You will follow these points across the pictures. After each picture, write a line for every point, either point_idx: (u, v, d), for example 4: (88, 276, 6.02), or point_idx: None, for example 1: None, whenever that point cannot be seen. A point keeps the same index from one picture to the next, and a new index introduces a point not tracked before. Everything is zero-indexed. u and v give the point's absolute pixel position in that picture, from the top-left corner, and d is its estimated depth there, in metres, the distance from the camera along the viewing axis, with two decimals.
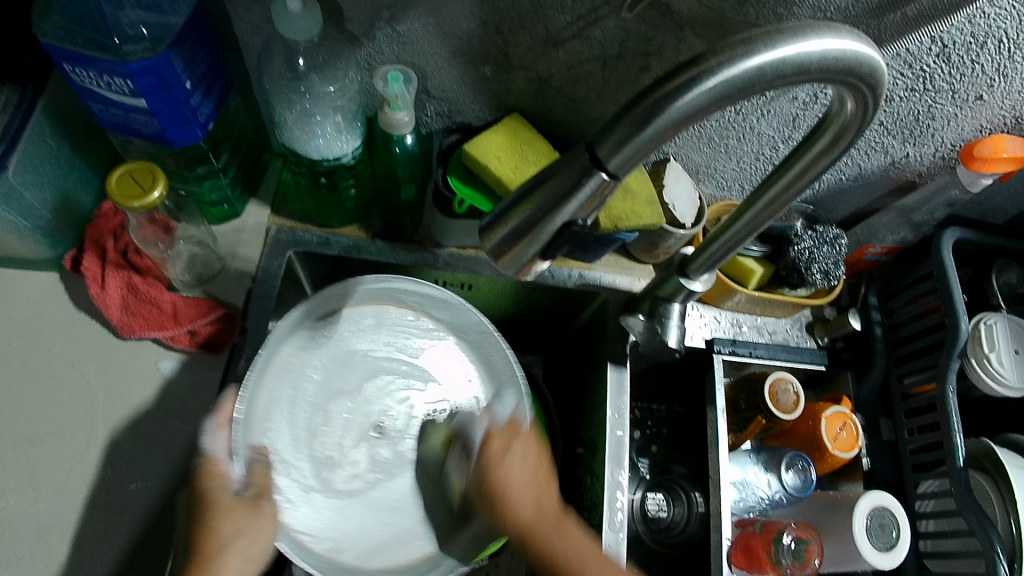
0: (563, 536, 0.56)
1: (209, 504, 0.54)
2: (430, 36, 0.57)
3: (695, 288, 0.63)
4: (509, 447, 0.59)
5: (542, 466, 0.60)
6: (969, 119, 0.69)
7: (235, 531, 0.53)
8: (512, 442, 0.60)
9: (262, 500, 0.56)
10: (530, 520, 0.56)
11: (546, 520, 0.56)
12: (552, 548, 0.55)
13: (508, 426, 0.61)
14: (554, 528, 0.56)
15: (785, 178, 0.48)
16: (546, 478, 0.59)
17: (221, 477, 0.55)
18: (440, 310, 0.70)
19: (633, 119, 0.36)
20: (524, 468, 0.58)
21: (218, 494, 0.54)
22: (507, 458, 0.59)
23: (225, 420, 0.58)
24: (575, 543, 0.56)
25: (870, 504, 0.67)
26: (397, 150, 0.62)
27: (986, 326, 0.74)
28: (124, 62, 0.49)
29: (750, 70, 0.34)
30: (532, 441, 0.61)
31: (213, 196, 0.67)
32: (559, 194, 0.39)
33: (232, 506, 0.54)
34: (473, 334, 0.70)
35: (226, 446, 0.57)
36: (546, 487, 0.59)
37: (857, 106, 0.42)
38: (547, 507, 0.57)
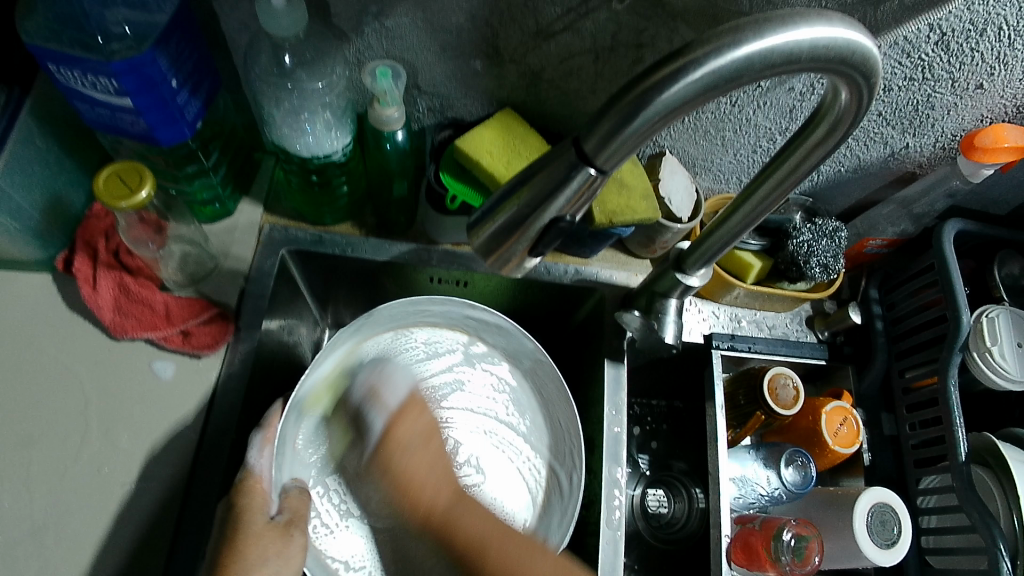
0: (464, 515, 0.55)
1: (240, 523, 0.55)
2: (419, 30, 0.57)
3: (691, 284, 0.63)
4: (401, 409, 0.60)
5: (420, 474, 0.57)
6: (970, 108, 0.68)
7: (262, 555, 0.54)
8: (408, 440, 0.58)
9: (293, 527, 0.57)
10: (433, 506, 0.55)
11: (448, 507, 0.55)
12: (452, 532, 0.54)
13: (409, 402, 0.61)
14: (460, 506, 0.56)
15: (779, 171, 0.47)
16: (445, 478, 0.57)
17: (258, 496, 0.57)
18: (498, 338, 0.73)
19: (619, 112, 0.35)
20: (411, 433, 0.59)
21: (251, 516, 0.56)
22: (403, 448, 0.58)
23: (271, 437, 0.61)
24: (477, 522, 0.54)
25: (870, 501, 0.67)
26: (388, 146, 0.61)
27: (989, 319, 0.73)
28: (108, 61, 0.48)
29: (738, 59, 0.33)
30: (423, 417, 0.61)
31: (204, 195, 0.67)
32: (546, 189, 0.38)
33: (264, 530, 0.55)
34: (528, 361, 0.72)
35: (269, 463, 0.60)
36: (432, 457, 0.58)
37: (850, 96, 0.41)
38: (446, 495, 0.56)
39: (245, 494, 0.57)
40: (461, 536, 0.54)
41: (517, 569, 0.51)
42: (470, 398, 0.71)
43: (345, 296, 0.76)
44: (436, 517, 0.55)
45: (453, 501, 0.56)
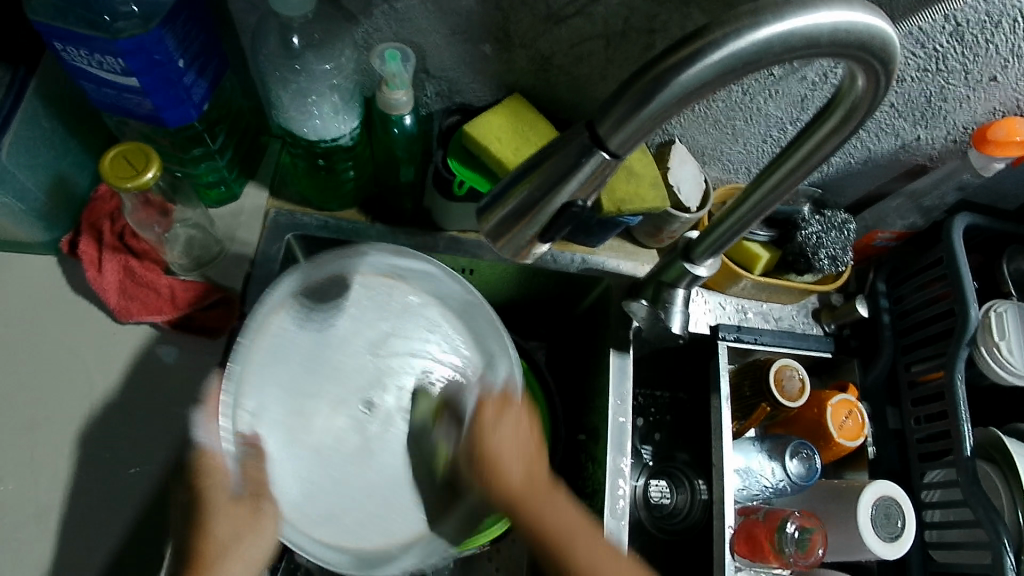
0: (548, 503, 0.53)
1: (204, 507, 0.52)
2: (429, 13, 0.56)
3: (699, 274, 0.62)
4: (496, 403, 0.57)
5: (534, 438, 0.56)
6: (983, 100, 0.67)
7: (234, 530, 0.52)
8: (500, 416, 0.56)
9: (260, 500, 0.54)
10: (522, 492, 0.53)
11: (529, 489, 0.53)
12: (539, 515, 0.52)
13: (493, 398, 0.58)
14: (542, 498, 0.53)
15: (793, 159, 0.46)
16: (538, 449, 0.56)
17: (220, 479, 0.53)
18: (426, 282, 0.66)
19: (634, 95, 0.35)
20: (503, 421, 0.56)
21: (214, 496, 0.52)
22: (497, 428, 0.55)
23: (216, 412, 0.56)
24: (563, 508, 0.53)
25: (874, 494, 0.67)
26: (395, 131, 0.61)
27: (997, 314, 0.72)
28: (115, 39, 0.48)
29: (758, 43, 0.33)
30: (511, 408, 0.57)
31: (210, 178, 0.66)
32: (557, 174, 0.38)
33: (231, 506, 0.53)
34: (458, 303, 0.66)
35: (220, 437, 0.55)
36: (529, 445, 0.55)
37: (868, 82, 0.40)
38: (521, 472, 0.53)
39: (206, 475, 0.53)
40: (555, 545, 0.52)
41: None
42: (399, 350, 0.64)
43: None
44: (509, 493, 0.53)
45: (530, 489, 0.53)
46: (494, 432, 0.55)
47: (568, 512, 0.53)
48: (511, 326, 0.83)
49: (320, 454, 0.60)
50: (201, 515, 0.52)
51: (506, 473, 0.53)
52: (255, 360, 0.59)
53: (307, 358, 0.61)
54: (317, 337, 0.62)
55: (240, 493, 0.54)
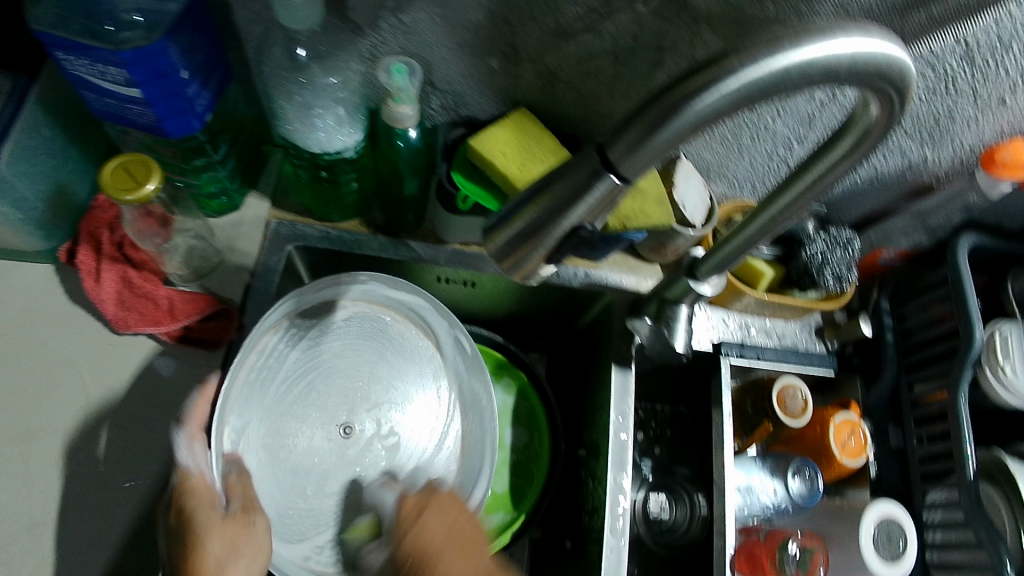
0: (463, 571, 0.55)
1: (194, 526, 0.53)
2: (436, 27, 0.55)
3: (703, 292, 0.62)
4: (429, 501, 0.58)
5: (459, 534, 0.57)
6: (991, 122, 0.67)
7: (227, 546, 0.53)
8: (421, 511, 0.58)
9: (251, 513, 0.55)
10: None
11: (440, 547, 0.56)
12: (427, 574, 0.55)
13: (432, 497, 0.59)
14: (452, 558, 0.56)
15: (803, 182, 0.46)
16: (467, 546, 0.57)
17: (204, 500, 0.54)
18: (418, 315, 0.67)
19: (648, 120, 0.34)
20: (436, 524, 0.57)
21: (203, 516, 0.53)
22: (421, 519, 0.57)
23: (196, 434, 0.57)
24: (449, 569, 0.55)
25: (878, 514, 0.66)
26: (400, 144, 0.60)
27: (1001, 335, 0.72)
28: (118, 50, 0.47)
29: (774, 72, 0.32)
30: (447, 502, 0.59)
31: (211, 188, 0.65)
32: (567, 197, 0.37)
33: (222, 524, 0.53)
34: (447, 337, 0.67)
35: (205, 459, 0.56)
36: (446, 551, 0.56)
37: (882, 109, 0.40)
38: (438, 537, 0.56)
39: (193, 498, 0.54)
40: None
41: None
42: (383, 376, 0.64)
43: None
44: (416, 553, 0.56)
45: (448, 547, 0.56)
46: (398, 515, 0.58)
47: (504, 574, 0.55)
48: (512, 339, 0.83)
49: (299, 480, 0.60)
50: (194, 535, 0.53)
51: (434, 570, 0.55)
52: (246, 372, 0.60)
53: (297, 384, 0.62)
54: (306, 363, 0.63)
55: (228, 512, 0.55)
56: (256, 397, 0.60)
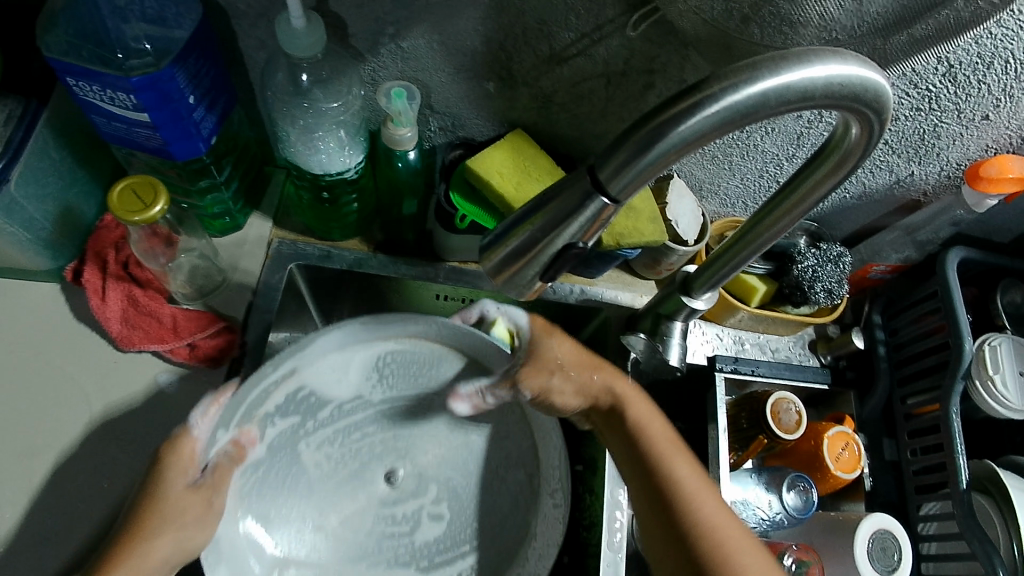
0: (674, 459, 0.55)
1: (158, 488, 0.50)
2: (434, 52, 0.57)
3: (697, 307, 0.63)
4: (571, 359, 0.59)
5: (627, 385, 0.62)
6: (976, 138, 0.69)
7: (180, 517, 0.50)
8: (604, 365, 0.61)
9: (214, 494, 0.53)
10: (644, 435, 0.57)
11: (664, 440, 0.56)
12: (671, 478, 0.54)
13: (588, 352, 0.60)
14: (674, 451, 0.56)
15: (790, 200, 0.48)
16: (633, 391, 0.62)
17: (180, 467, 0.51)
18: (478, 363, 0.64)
19: (636, 141, 0.36)
20: (614, 380, 0.59)
21: (171, 481, 0.50)
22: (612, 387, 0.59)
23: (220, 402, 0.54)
24: (683, 467, 0.55)
25: (871, 527, 0.67)
26: (400, 165, 0.62)
27: (991, 347, 0.73)
28: (127, 76, 0.49)
29: (753, 96, 0.34)
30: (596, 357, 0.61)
31: (215, 209, 0.67)
32: (560, 216, 0.39)
33: (182, 495, 0.51)
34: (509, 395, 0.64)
35: (213, 428, 0.54)
36: (636, 410, 0.58)
37: (862, 129, 0.42)
38: (659, 428, 0.57)
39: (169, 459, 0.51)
40: (691, 498, 0.53)
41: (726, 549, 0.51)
42: (427, 431, 0.63)
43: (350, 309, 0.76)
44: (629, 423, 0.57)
45: (674, 446, 0.56)
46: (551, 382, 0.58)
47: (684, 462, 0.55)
48: None
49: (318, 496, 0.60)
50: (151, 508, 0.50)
51: (650, 440, 0.56)
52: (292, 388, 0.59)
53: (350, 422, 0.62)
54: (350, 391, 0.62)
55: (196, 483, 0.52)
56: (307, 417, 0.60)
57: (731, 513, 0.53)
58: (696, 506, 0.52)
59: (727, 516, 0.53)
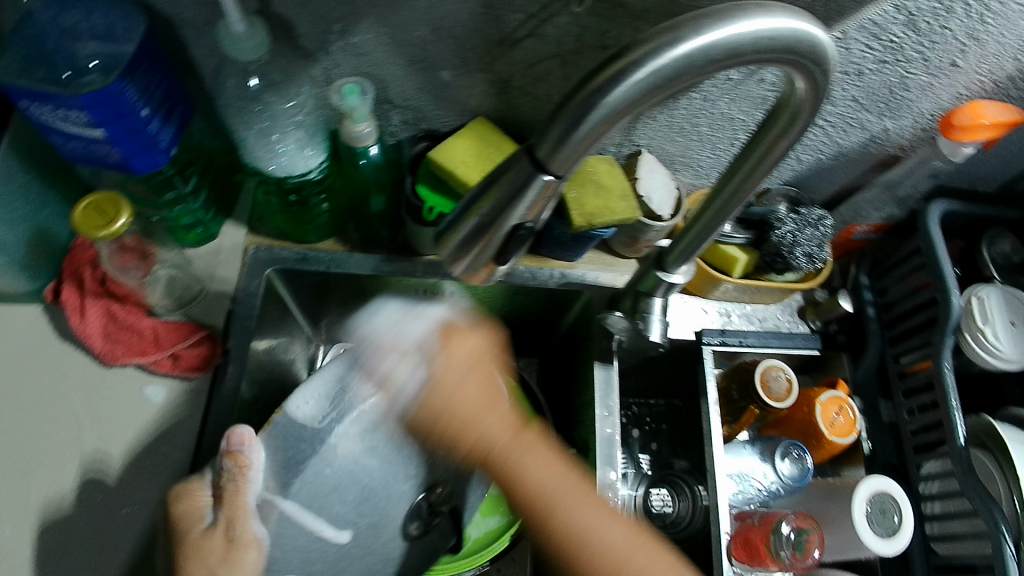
0: (526, 462, 0.44)
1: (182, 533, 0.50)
2: (385, 46, 0.57)
3: (674, 281, 0.63)
4: (450, 341, 0.47)
5: (482, 376, 0.46)
6: (946, 87, 0.67)
7: (205, 564, 0.48)
8: (469, 355, 0.47)
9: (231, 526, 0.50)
10: (482, 433, 0.45)
11: (506, 440, 0.45)
12: (511, 472, 0.44)
13: (447, 337, 0.47)
14: (523, 445, 0.45)
15: (746, 162, 0.47)
16: (494, 392, 0.46)
17: (193, 516, 0.51)
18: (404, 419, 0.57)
19: (568, 114, 0.36)
20: (462, 394, 0.45)
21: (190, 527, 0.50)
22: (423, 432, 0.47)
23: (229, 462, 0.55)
24: (536, 466, 0.44)
25: (868, 490, 0.66)
26: (363, 162, 0.62)
27: (980, 298, 0.72)
28: (77, 95, 0.49)
29: (679, 57, 0.34)
30: (479, 349, 0.47)
31: (186, 220, 0.68)
32: (505, 195, 0.39)
33: (203, 541, 0.50)
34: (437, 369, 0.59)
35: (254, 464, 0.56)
36: (480, 385, 0.46)
37: (806, 83, 0.41)
38: (503, 424, 0.45)
39: (183, 505, 0.51)
40: (541, 498, 0.44)
41: (552, 510, 0.43)
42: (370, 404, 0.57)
43: (337, 311, 0.76)
44: (438, 414, 0.45)
45: (511, 431, 0.45)
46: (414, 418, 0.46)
47: (542, 468, 0.44)
48: None
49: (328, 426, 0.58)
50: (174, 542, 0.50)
51: (473, 436, 0.45)
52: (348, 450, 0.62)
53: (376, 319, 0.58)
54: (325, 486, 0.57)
55: (214, 523, 0.51)
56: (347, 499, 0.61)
57: (598, 492, 0.45)
58: (554, 514, 0.43)
59: (615, 522, 0.44)
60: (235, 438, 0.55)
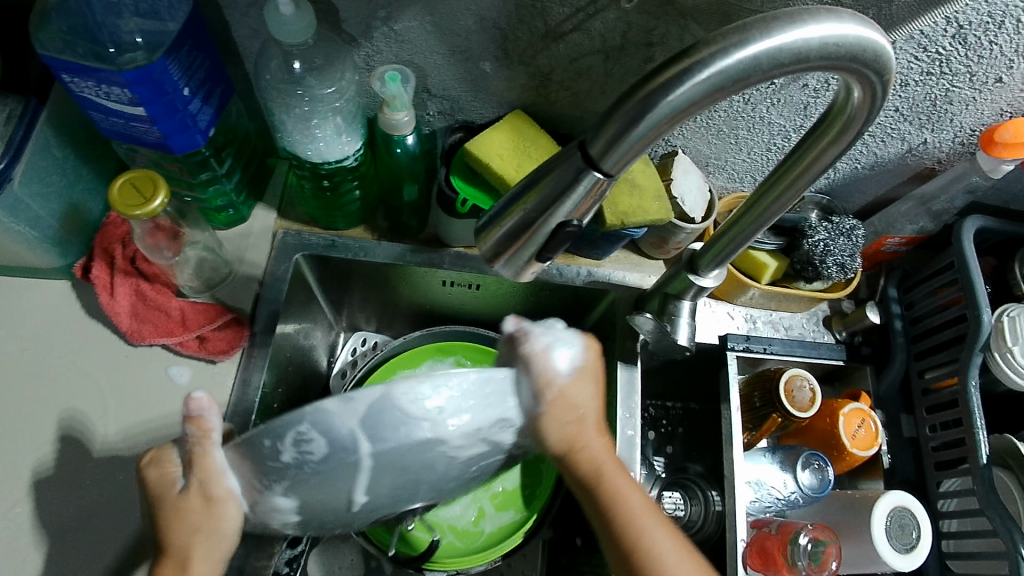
0: (626, 488, 0.51)
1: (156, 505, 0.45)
2: (428, 34, 0.57)
3: (705, 284, 0.62)
4: (581, 374, 0.50)
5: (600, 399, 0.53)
6: (989, 102, 0.66)
7: (187, 528, 0.45)
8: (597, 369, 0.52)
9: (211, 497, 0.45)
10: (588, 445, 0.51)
11: (611, 464, 0.51)
12: (612, 494, 0.50)
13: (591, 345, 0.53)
14: (619, 473, 0.51)
15: (793, 170, 0.47)
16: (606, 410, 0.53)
17: (168, 480, 0.46)
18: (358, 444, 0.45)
19: (627, 113, 0.35)
20: (585, 399, 0.50)
21: (163, 493, 0.46)
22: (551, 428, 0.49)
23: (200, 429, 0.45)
24: (632, 493, 0.51)
25: (889, 504, 0.66)
26: (398, 150, 0.62)
27: (1010, 318, 0.71)
28: (120, 71, 0.49)
29: (744, 60, 0.33)
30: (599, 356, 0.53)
31: (218, 202, 0.67)
32: (554, 192, 0.38)
33: (180, 504, 0.45)
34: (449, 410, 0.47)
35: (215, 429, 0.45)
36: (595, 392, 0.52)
37: (864, 92, 0.41)
38: (606, 450, 0.51)
39: (152, 474, 0.46)
40: (634, 520, 0.50)
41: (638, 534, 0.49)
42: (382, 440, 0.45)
43: (360, 299, 0.76)
44: (557, 411, 0.50)
45: (612, 453, 0.52)
46: (541, 416, 0.49)
47: (636, 499, 0.51)
48: None
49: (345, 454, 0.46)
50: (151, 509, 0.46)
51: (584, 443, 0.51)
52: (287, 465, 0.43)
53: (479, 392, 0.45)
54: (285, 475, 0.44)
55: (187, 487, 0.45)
56: (386, 481, 0.45)
57: (674, 526, 0.51)
58: (641, 534, 0.49)
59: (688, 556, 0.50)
60: (198, 402, 0.44)
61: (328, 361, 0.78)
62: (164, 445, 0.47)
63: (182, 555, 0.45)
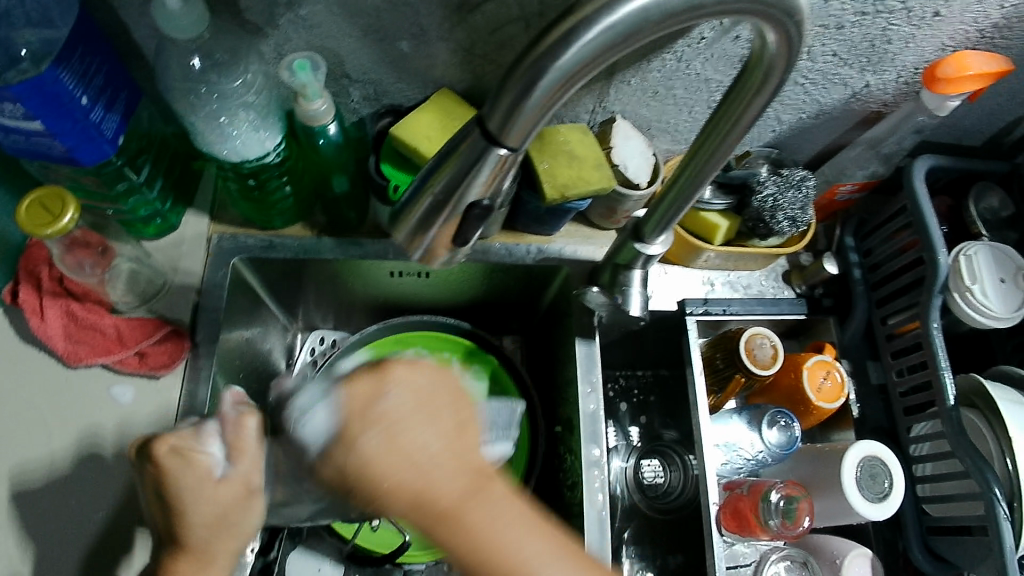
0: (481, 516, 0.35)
1: (180, 502, 0.43)
2: (336, 17, 0.54)
3: (652, 252, 0.61)
4: (384, 392, 0.40)
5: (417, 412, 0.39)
6: (928, 38, 0.65)
7: (222, 519, 0.44)
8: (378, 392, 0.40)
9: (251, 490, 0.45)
10: (429, 488, 0.36)
11: (458, 496, 0.36)
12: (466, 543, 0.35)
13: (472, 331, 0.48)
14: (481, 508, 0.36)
15: (718, 126, 0.45)
16: (434, 408, 0.39)
17: (200, 470, 0.44)
18: None
19: (518, 82, 0.33)
20: (392, 418, 0.39)
21: (191, 488, 0.44)
22: (359, 444, 0.38)
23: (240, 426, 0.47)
24: (498, 522, 0.35)
25: (858, 454, 0.65)
26: (321, 142, 0.60)
27: (967, 257, 0.70)
28: (7, 85, 0.46)
29: (632, 14, 0.32)
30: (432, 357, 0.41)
31: (143, 212, 0.65)
32: (460, 171, 0.36)
33: (217, 493, 0.44)
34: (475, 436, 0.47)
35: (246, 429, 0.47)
36: (444, 408, 0.40)
37: (778, 37, 0.39)
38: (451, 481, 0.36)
39: (177, 462, 0.44)
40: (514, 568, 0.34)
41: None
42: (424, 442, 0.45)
43: (313, 297, 0.74)
44: (350, 475, 0.38)
45: (466, 489, 0.36)
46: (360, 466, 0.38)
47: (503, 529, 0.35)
48: (483, 326, 0.82)
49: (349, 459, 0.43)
50: (176, 502, 0.43)
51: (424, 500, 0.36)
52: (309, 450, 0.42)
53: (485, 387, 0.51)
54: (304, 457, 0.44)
55: (226, 475, 0.45)
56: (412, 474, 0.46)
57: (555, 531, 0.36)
58: None
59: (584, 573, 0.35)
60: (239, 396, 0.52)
61: (287, 364, 0.76)
62: (183, 433, 0.46)
63: (203, 553, 0.44)
